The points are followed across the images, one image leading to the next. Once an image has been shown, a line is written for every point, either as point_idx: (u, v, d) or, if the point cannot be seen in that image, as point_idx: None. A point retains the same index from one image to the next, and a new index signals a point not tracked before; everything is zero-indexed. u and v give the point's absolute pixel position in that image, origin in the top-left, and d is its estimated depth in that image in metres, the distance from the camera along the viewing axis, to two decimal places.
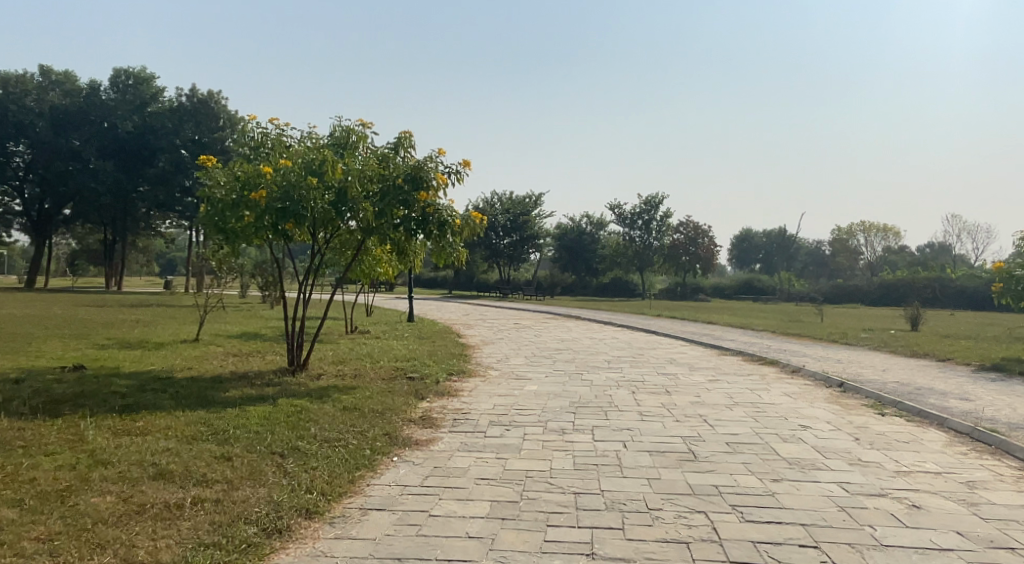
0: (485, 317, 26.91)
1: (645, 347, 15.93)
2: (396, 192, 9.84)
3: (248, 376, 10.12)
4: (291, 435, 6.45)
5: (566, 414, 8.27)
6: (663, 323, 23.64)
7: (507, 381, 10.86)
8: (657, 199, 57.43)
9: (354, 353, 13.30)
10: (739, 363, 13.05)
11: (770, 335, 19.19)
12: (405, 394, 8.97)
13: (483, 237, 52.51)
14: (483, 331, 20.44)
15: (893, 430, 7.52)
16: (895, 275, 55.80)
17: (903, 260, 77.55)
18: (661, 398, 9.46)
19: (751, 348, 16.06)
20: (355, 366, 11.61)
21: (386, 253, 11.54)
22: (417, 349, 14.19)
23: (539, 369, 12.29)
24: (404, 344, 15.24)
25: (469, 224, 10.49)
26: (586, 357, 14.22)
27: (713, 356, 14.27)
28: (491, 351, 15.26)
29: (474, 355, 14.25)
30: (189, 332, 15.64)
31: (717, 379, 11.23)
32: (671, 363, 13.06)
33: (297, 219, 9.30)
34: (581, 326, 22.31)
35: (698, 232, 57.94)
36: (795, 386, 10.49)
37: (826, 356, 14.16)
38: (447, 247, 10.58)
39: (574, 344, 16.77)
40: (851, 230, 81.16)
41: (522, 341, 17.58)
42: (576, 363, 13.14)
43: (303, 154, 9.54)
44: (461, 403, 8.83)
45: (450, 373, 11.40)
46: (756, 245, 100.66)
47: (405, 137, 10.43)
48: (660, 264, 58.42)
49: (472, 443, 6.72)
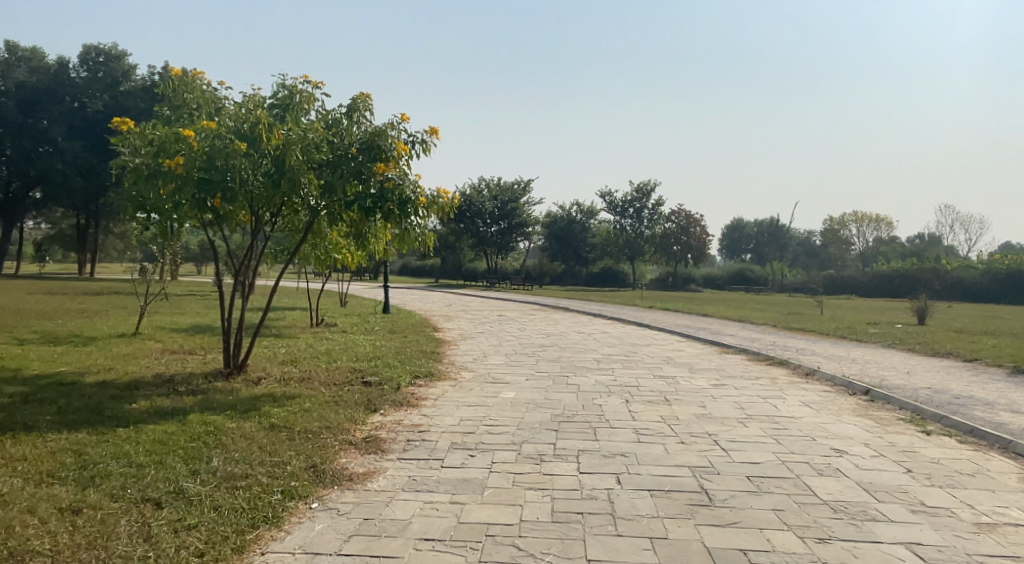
0: (468, 308, 25.42)
1: (639, 344, 14.45)
2: (349, 163, 8.33)
3: (173, 380, 8.58)
4: (182, 472, 4.91)
5: (546, 433, 6.76)
6: (656, 316, 22.24)
7: (480, 387, 9.35)
8: (649, 187, 56.20)
9: (310, 351, 11.71)
10: (744, 364, 11.60)
11: (772, 331, 17.76)
12: (353, 406, 7.43)
13: (470, 224, 50.94)
14: (463, 324, 18.97)
15: (949, 458, 6.09)
16: (890, 266, 54.56)
17: (896, 251, 76.51)
18: (659, 408, 7.99)
19: (754, 344, 14.64)
20: (306, 367, 10.08)
21: (343, 237, 9.97)
22: (385, 346, 12.62)
23: (519, 370, 10.81)
24: (372, 339, 13.65)
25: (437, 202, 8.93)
26: (572, 354, 12.75)
27: (713, 354, 12.82)
28: (468, 346, 13.76)
29: (448, 352, 12.75)
30: (130, 325, 13.98)
31: (723, 384, 9.77)
32: (667, 363, 11.61)
33: (226, 194, 7.67)
34: (569, 319, 20.87)
35: (690, 221, 57.67)
36: (814, 394, 9.05)
37: (839, 355, 12.74)
38: (412, 230, 9.07)
39: (561, 339, 15.30)
40: (844, 220, 80.16)
41: (503, 335, 16.07)
42: (562, 363, 11.64)
43: (234, 116, 7.87)
44: (420, 417, 7.31)
45: (416, 377, 9.84)
46: (747, 234, 99.58)
47: (361, 101, 8.82)
48: (652, 255, 57.73)
49: (422, 479, 5.20)
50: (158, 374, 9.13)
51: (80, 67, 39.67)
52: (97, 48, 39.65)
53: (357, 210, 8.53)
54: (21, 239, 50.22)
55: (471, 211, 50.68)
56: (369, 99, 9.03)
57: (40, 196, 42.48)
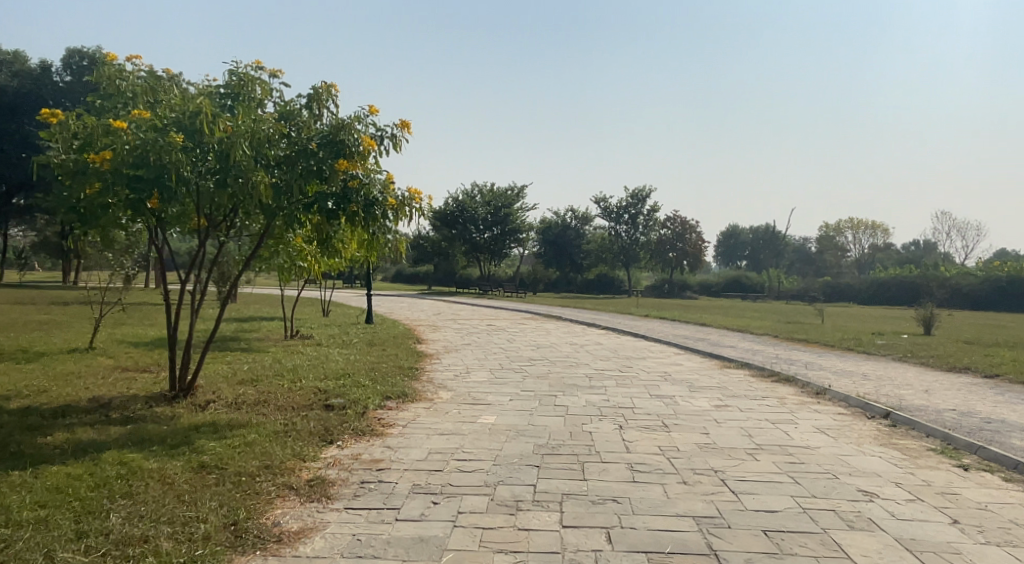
0: (457, 317, 24.47)
1: (634, 358, 13.49)
2: (308, 159, 7.43)
3: (109, 406, 7.67)
4: (64, 536, 3.94)
5: (526, 470, 5.81)
6: (653, 326, 21.29)
7: (457, 410, 8.39)
8: (645, 192, 55.14)
9: (276, 369, 10.72)
10: (749, 381, 10.64)
11: (774, 342, 16.82)
12: (306, 438, 6.48)
13: (463, 231, 50.00)
14: (450, 335, 17.99)
15: (998, 504, 5.16)
16: (889, 273, 53.74)
17: (893, 258, 75.86)
18: (657, 437, 7.02)
19: (756, 358, 13.70)
20: (266, 388, 9.13)
21: (307, 244, 9.05)
22: (359, 362, 11.63)
23: (502, 389, 9.85)
24: (347, 354, 12.67)
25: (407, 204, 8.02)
26: (562, 370, 11.79)
27: (714, 370, 11.86)
28: (451, 361, 12.80)
29: (428, 367, 11.78)
30: (85, 339, 12.94)
31: (727, 405, 8.82)
32: (665, 381, 10.65)
33: (165, 193, 6.76)
34: (561, 329, 19.90)
35: (686, 227, 56.85)
36: (828, 417, 8.11)
37: (849, 371, 11.80)
38: (381, 235, 8.16)
39: (551, 352, 14.34)
40: (840, 226, 79.57)
41: (490, 348, 15.11)
42: (550, 380, 10.67)
43: (174, 106, 6.95)
44: (382, 450, 6.33)
45: (387, 398, 8.86)
46: (743, 241, 98.85)
47: (324, 91, 7.90)
48: (648, 261, 57.00)
49: (369, 539, 4.25)
50: (95, 397, 8.15)
51: (63, 71, 38.55)
52: (82, 51, 38.52)
53: (318, 215, 7.58)
54: (5, 246, 49.11)
55: (463, 217, 49.72)
56: (335, 90, 8.14)
57: (21, 202, 41.36)
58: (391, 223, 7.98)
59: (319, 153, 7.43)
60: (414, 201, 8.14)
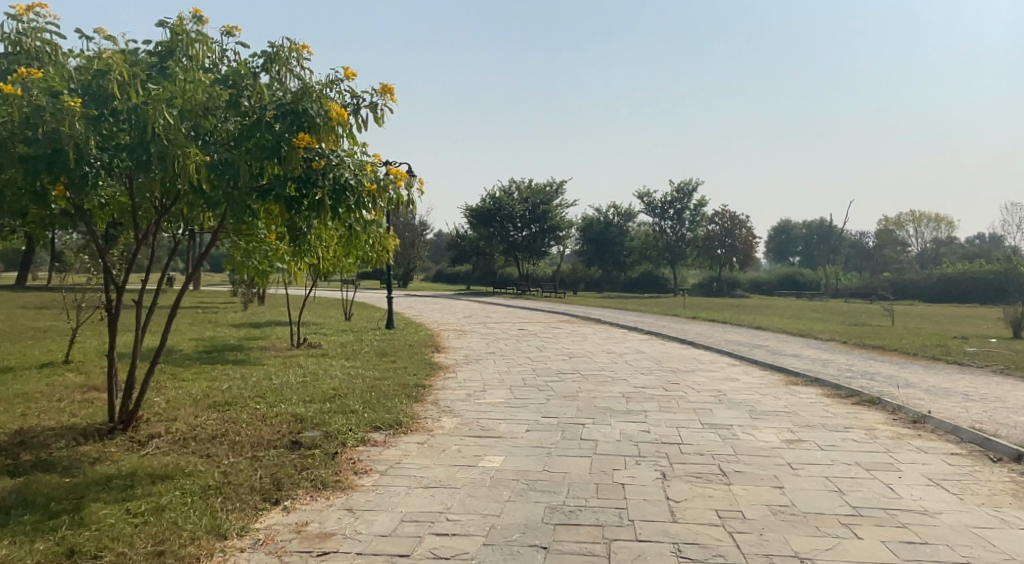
0: (488, 321, 22.81)
1: (681, 371, 11.64)
2: (261, 134, 5.83)
3: (25, 444, 6.19)
4: None
5: (528, 556, 4.10)
6: (702, 330, 19.33)
7: (458, 446, 6.73)
8: (692, 186, 52.82)
9: (259, 388, 9.20)
10: (824, 406, 8.70)
11: (843, 349, 14.75)
12: (241, 498, 4.87)
13: (500, 229, 48.39)
14: (475, 342, 16.38)
15: None
16: (956, 269, 50.39)
17: (958, 254, 71.79)
18: (713, 496, 5.23)
19: (825, 372, 11.70)
20: (234, 414, 7.61)
21: (278, 241, 7.48)
22: (359, 378, 10.04)
23: (521, 415, 8.16)
24: (351, 368, 11.11)
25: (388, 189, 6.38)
26: (596, 388, 10.04)
27: (777, 389, 9.93)
28: (468, 376, 11.15)
29: (439, 385, 10.16)
30: (63, 352, 11.65)
31: (801, 441, 6.98)
32: (718, 404, 8.79)
33: (69, 177, 5.30)
34: (600, 335, 18.11)
35: (735, 222, 54.03)
36: (940, 461, 6.20)
37: (944, 389, 9.75)
38: (357, 228, 6.55)
39: (586, 363, 12.60)
40: (900, 219, 75.82)
41: (517, 358, 13.42)
42: (579, 403, 8.93)
43: (83, 65, 5.39)
44: (338, 518, 4.68)
45: (375, 428, 7.24)
46: (795, 236, 94.94)
47: (285, 48, 6.26)
48: (695, 258, 54.45)
49: None
50: (20, 430, 6.72)
51: None
52: None
53: (275, 205, 6.01)
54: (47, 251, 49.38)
55: (500, 215, 48.12)
56: (305, 50, 6.47)
57: None
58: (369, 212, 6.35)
59: (274, 126, 5.82)
60: (395, 183, 6.53)
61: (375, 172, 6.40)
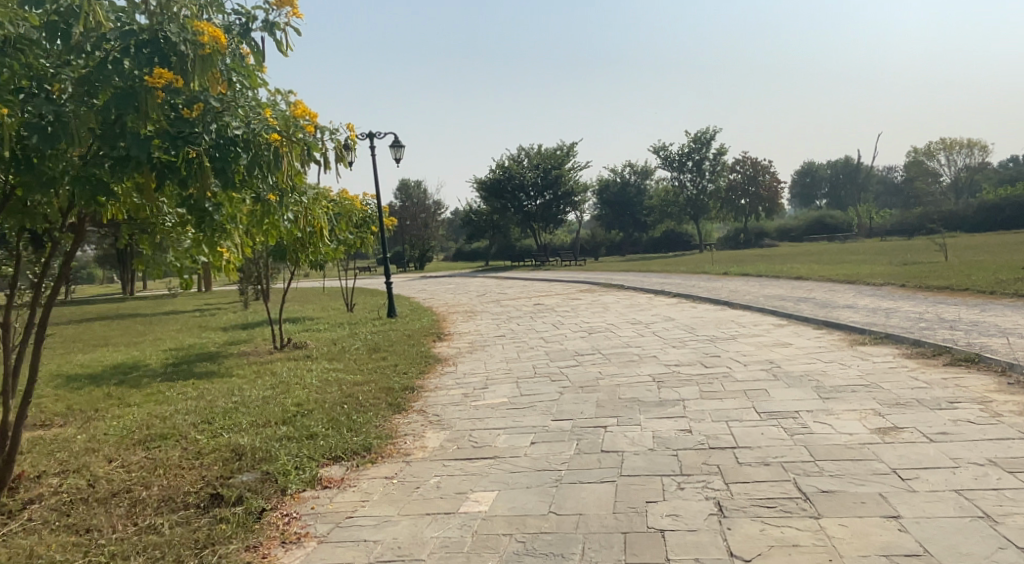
0: (501, 299, 21.06)
1: (721, 340, 9.84)
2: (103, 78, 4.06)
3: None
4: None
5: None
6: (737, 286, 17.49)
7: (438, 476, 5.05)
8: (709, 134, 50.09)
9: (209, 410, 7.50)
10: (910, 373, 6.88)
11: (903, 294, 12.86)
12: None
13: (512, 200, 46.49)
14: (485, 324, 14.73)
15: None
16: (998, 195, 47.56)
17: (994, 180, 68.48)
18: (801, 547, 3.47)
19: (893, 324, 9.83)
20: (160, 454, 5.96)
21: (186, 231, 5.74)
22: (334, 386, 8.35)
23: (527, 419, 6.46)
24: (331, 372, 9.41)
25: (297, 146, 4.58)
26: (621, 372, 8.29)
27: (842, 354, 8.12)
28: (470, 368, 9.46)
29: (432, 383, 8.50)
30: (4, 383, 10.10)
31: (899, 430, 5.21)
32: (774, 382, 7.01)
33: None
34: (623, 303, 16.34)
35: (758, 168, 51.30)
36: None
37: None
38: (265, 204, 4.75)
39: (608, 340, 10.86)
40: (930, 149, 72.49)
41: (529, 341, 11.70)
42: (600, 395, 7.23)
43: None
44: None
45: (335, 459, 5.54)
46: (820, 178, 91.86)
47: None
48: (718, 211, 52.08)
49: None
50: None
51: None
52: None
53: (139, 176, 4.27)
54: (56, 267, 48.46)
55: (511, 185, 46.15)
56: None
57: None
58: (274, 179, 4.54)
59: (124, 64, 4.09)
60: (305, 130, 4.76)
61: (276, 117, 4.65)
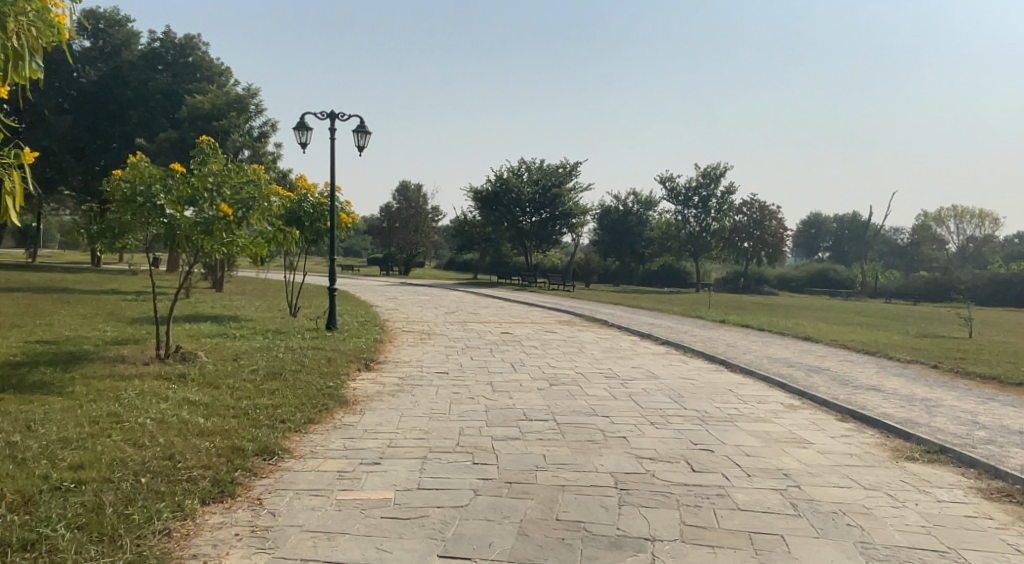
0: (469, 320, 18.62)
1: (715, 422, 7.41)
2: None
3: None
4: None
5: None
6: (735, 340, 15.11)
7: None
8: (718, 171, 47.92)
9: None
10: (1004, 536, 4.45)
11: (939, 379, 10.51)
12: None
13: (507, 213, 44.09)
14: (432, 352, 12.27)
15: None
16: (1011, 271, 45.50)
17: (1003, 254, 66.66)
18: None
19: (944, 427, 7.43)
20: None
21: None
22: (164, 435, 5.83)
23: (400, 550, 4.00)
24: (186, 407, 6.87)
25: None
26: (572, 461, 5.84)
27: (886, 474, 5.70)
28: (376, 423, 6.99)
29: (308, 445, 6.02)
30: None
31: None
32: (795, 522, 4.58)
33: None
34: (602, 345, 13.93)
35: (765, 212, 49.02)
36: None
37: None
38: None
39: (568, 399, 8.41)
40: (940, 216, 70.75)
41: (472, 386, 9.25)
42: (530, 507, 4.76)
43: None
44: None
45: None
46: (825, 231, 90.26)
47: None
48: (719, 252, 49.75)
49: None
50: None
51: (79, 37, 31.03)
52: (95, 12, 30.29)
53: None
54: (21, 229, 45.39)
55: (507, 197, 43.79)
56: None
57: None
58: None
59: None
60: None
61: None
